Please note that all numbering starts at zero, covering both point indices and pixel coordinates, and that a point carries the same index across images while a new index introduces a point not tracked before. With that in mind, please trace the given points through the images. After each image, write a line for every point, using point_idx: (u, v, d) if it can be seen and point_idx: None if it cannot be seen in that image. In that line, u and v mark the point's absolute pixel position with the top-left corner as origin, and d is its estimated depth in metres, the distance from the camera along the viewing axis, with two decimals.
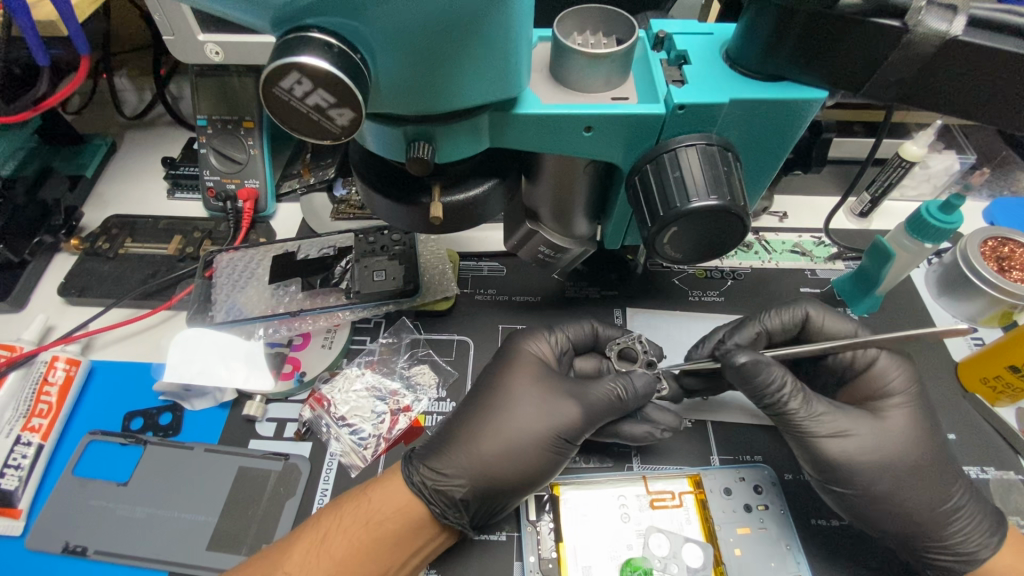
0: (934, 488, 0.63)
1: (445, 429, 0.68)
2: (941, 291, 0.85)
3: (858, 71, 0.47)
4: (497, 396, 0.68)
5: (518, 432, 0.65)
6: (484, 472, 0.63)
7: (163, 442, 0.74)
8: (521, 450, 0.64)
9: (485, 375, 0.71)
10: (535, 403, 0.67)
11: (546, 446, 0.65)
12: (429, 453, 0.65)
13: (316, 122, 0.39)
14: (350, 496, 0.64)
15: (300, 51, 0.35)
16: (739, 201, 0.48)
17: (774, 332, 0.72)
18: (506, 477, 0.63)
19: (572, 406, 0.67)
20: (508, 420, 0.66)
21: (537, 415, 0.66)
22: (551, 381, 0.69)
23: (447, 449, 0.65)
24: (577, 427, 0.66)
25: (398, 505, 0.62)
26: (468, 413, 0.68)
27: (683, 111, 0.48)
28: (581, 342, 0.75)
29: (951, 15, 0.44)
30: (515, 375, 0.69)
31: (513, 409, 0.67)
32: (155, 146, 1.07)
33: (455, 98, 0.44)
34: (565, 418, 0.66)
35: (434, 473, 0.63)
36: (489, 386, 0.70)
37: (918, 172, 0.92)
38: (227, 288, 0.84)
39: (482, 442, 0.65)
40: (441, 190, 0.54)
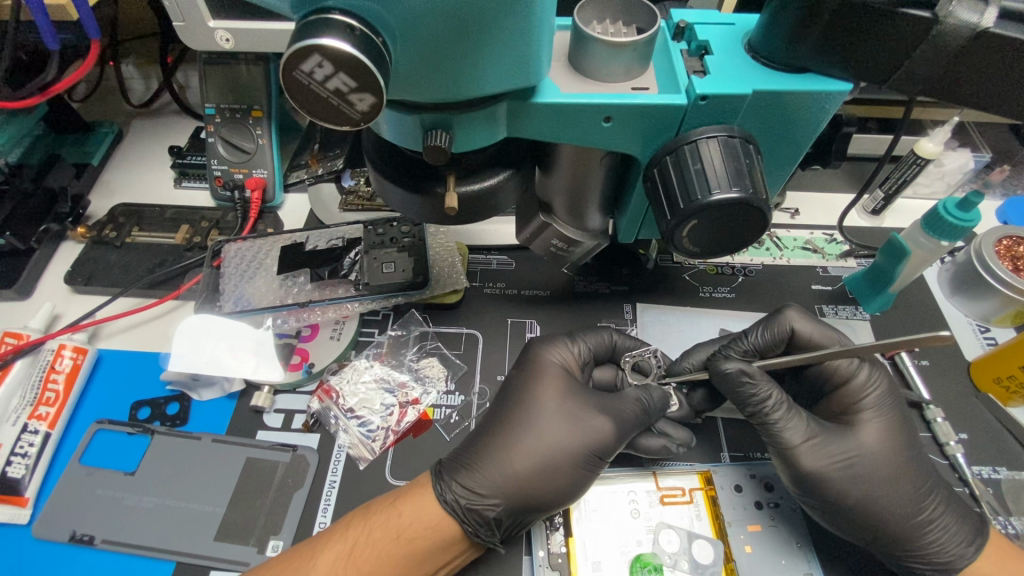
0: (908, 498, 0.62)
1: (472, 442, 0.67)
2: (954, 290, 0.84)
3: (885, 63, 0.46)
4: (524, 409, 0.68)
5: (551, 449, 0.64)
6: (518, 491, 0.63)
7: (171, 432, 0.74)
8: (553, 467, 0.63)
9: (508, 385, 0.71)
10: (568, 420, 0.66)
11: (580, 464, 0.64)
12: (459, 469, 0.64)
13: (336, 107, 0.38)
14: (379, 506, 0.63)
15: (321, 33, 0.35)
16: (761, 194, 0.47)
17: (763, 349, 0.70)
18: (540, 495, 0.62)
19: (606, 422, 0.66)
20: (541, 437, 0.65)
21: (570, 431, 0.65)
22: (583, 397, 0.69)
23: (479, 466, 0.64)
24: (611, 444, 0.65)
25: (432, 523, 0.61)
26: (497, 425, 0.67)
27: (705, 102, 0.48)
28: (600, 351, 0.74)
29: (983, 7, 0.44)
30: (544, 388, 0.69)
31: (544, 425, 0.66)
32: (161, 135, 1.07)
33: (473, 85, 0.43)
34: (598, 435, 0.65)
35: (467, 491, 0.62)
36: (516, 397, 0.69)
37: (932, 169, 0.91)
38: (235, 278, 0.83)
39: (514, 458, 0.64)
40: (456, 180, 0.53)
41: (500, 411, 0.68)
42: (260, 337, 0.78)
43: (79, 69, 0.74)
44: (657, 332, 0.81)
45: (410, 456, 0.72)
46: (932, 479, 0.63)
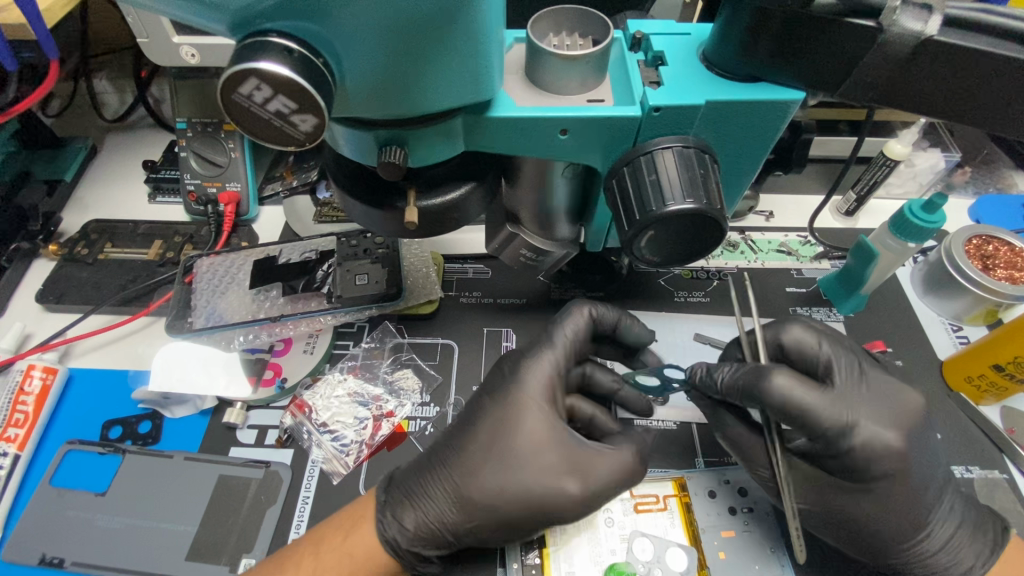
0: (915, 529, 0.59)
1: (423, 474, 0.62)
2: (926, 289, 0.85)
3: (834, 71, 0.46)
4: (485, 449, 0.60)
5: (495, 498, 0.59)
6: (455, 532, 0.60)
7: (142, 451, 0.73)
8: (497, 517, 0.59)
9: (477, 413, 0.62)
10: (521, 470, 0.59)
11: (528, 516, 0.58)
12: (401, 504, 0.62)
13: (280, 129, 0.38)
14: (324, 546, 0.61)
15: (258, 56, 0.34)
16: (715, 204, 0.47)
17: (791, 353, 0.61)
18: (481, 537, 0.60)
19: (572, 487, 0.58)
20: (486, 485, 0.59)
21: (522, 482, 0.59)
22: (556, 441, 0.59)
23: (416, 508, 0.61)
24: (567, 502, 0.58)
25: (372, 558, 0.61)
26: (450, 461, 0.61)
27: (659, 114, 0.48)
28: (581, 341, 0.65)
29: (926, 15, 0.44)
30: (515, 430, 0.59)
31: (498, 469, 0.59)
32: (136, 150, 1.06)
33: (424, 102, 0.43)
34: (552, 492, 0.58)
35: (405, 530, 0.60)
36: (481, 434, 0.61)
37: (904, 170, 0.92)
38: (207, 293, 0.83)
39: (458, 499, 0.60)
40: (417, 195, 0.53)
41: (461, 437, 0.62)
42: (228, 359, 0.78)
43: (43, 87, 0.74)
44: None
45: (384, 469, 0.72)
46: (945, 501, 0.59)
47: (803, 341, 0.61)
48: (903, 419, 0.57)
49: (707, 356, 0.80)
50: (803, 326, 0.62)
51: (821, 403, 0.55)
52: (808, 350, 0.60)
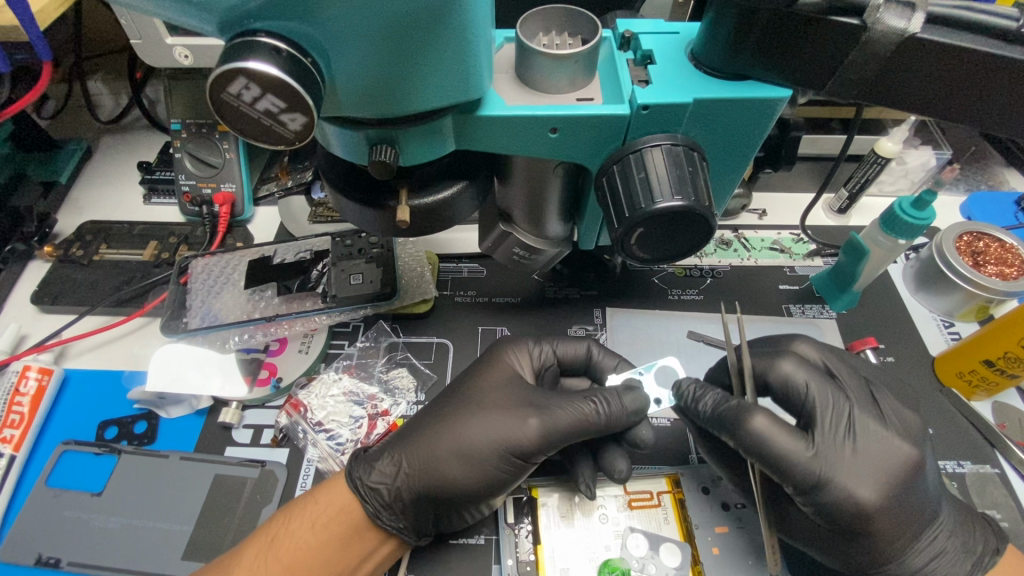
0: (894, 548, 0.58)
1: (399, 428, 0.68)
2: (918, 286, 0.85)
3: (820, 69, 0.47)
4: (455, 399, 0.67)
5: (465, 439, 0.63)
6: (419, 472, 0.62)
7: (138, 451, 0.73)
8: (462, 458, 0.62)
9: (460, 379, 0.70)
10: (494, 416, 0.64)
11: (493, 462, 0.62)
12: (375, 449, 0.66)
13: (269, 127, 0.38)
14: (302, 497, 0.64)
15: (246, 55, 0.35)
16: (703, 201, 0.47)
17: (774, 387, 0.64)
18: (443, 484, 0.61)
19: (531, 422, 0.62)
20: (461, 426, 0.64)
21: (493, 426, 0.63)
22: (520, 393, 0.66)
23: (391, 446, 0.65)
24: (530, 445, 0.62)
25: (342, 506, 0.63)
26: (432, 411, 0.67)
27: (647, 112, 0.48)
28: (572, 359, 0.72)
29: (910, 12, 0.44)
30: (483, 382, 0.68)
31: (464, 414, 0.64)
32: (131, 152, 1.06)
33: (414, 101, 0.44)
34: (519, 435, 0.62)
35: (373, 470, 0.63)
36: (455, 391, 0.68)
37: (896, 167, 0.92)
38: (202, 293, 0.83)
39: (424, 440, 0.64)
40: (409, 194, 0.53)
41: (437, 400, 0.68)
42: (226, 360, 0.78)
43: (36, 89, 0.74)
44: (626, 338, 0.82)
45: None
46: (928, 529, 0.59)
47: (791, 380, 0.63)
48: (885, 464, 0.58)
49: (700, 354, 0.80)
50: (794, 363, 0.63)
51: (796, 449, 0.57)
52: (795, 391, 0.62)
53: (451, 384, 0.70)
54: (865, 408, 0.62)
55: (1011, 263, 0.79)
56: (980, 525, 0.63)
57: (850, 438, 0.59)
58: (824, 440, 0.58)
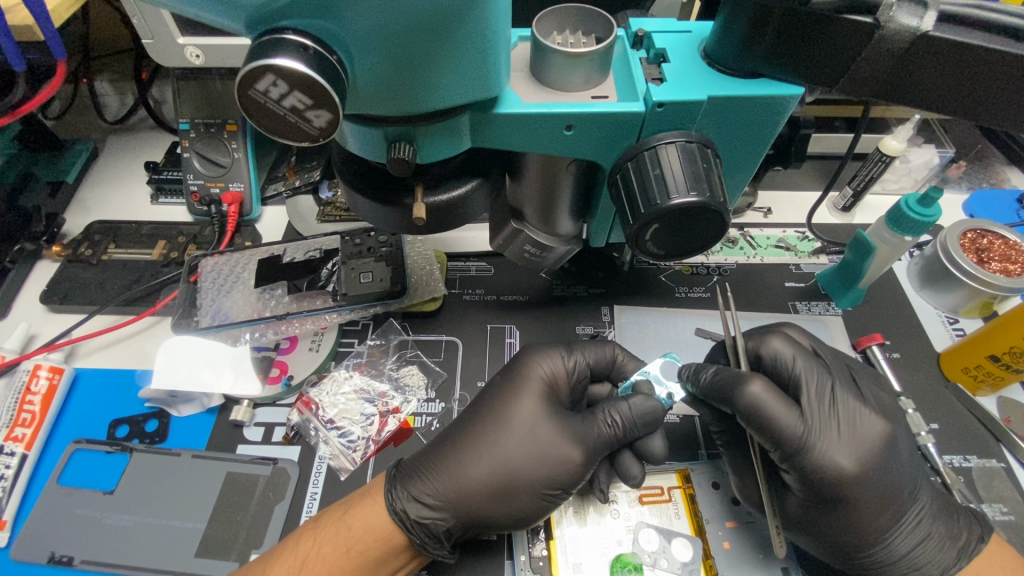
0: (876, 530, 0.59)
1: (432, 450, 0.66)
2: (923, 283, 0.86)
3: (832, 67, 0.47)
4: (493, 422, 0.66)
5: (510, 471, 0.63)
6: (467, 504, 0.62)
7: (150, 449, 0.73)
8: (509, 491, 0.62)
9: (490, 394, 0.69)
10: (536, 447, 0.64)
11: (538, 495, 0.62)
12: (412, 477, 0.64)
13: (294, 124, 0.39)
14: (329, 518, 0.62)
15: (275, 53, 0.35)
16: (719, 197, 0.48)
17: (766, 361, 0.66)
18: (489, 513, 0.62)
19: (572, 454, 0.63)
20: (502, 455, 0.64)
21: (536, 458, 0.63)
22: (559, 418, 0.66)
23: (431, 475, 0.64)
24: (574, 478, 0.63)
25: (380, 534, 0.61)
26: (465, 432, 0.66)
27: (662, 109, 0.49)
28: (599, 366, 0.73)
29: (922, 10, 0.45)
30: (521, 404, 0.66)
31: (508, 444, 0.64)
32: (137, 151, 1.07)
33: (432, 99, 0.44)
34: (564, 469, 0.63)
35: (416, 502, 0.62)
36: (489, 411, 0.67)
37: (900, 166, 0.93)
38: (212, 292, 0.83)
39: (469, 471, 0.63)
40: (424, 191, 0.54)
41: (469, 420, 0.67)
42: (240, 353, 0.79)
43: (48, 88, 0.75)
44: (635, 335, 0.82)
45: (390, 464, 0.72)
46: (908, 510, 0.60)
47: (779, 356, 0.64)
48: (864, 436, 0.59)
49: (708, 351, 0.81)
50: (783, 341, 0.65)
51: (785, 416, 0.59)
52: (783, 365, 0.64)
53: (479, 397, 0.69)
54: (846, 385, 0.63)
55: (1015, 259, 0.80)
56: (962, 514, 0.63)
57: (831, 410, 0.60)
58: (811, 411, 0.60)
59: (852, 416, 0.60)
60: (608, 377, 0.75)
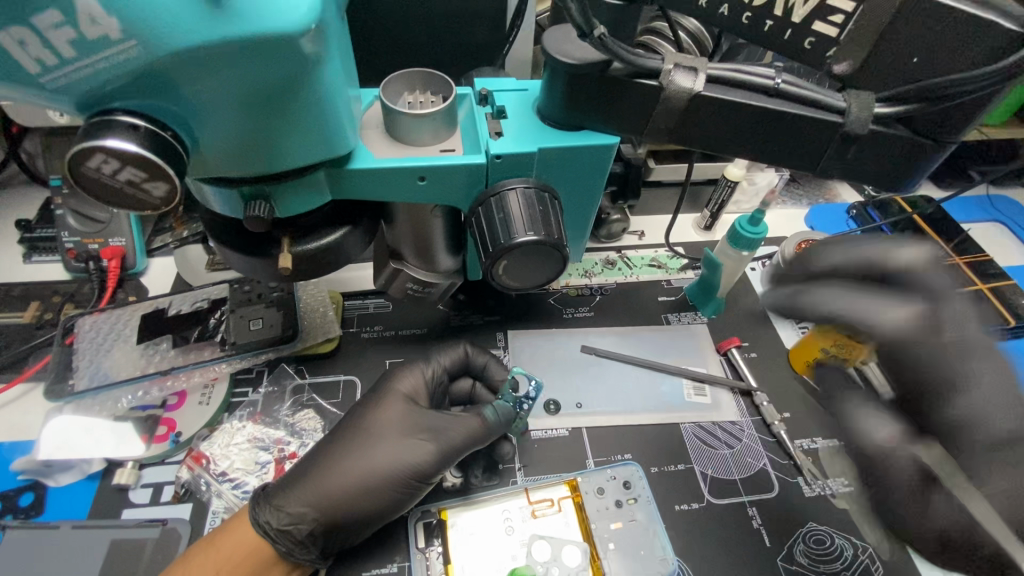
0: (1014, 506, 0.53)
1: (298, 465, 0.68)
2: (773, 288, 0.99)
3: (634, 120, 0.55)
4: (359, 430, 0.69)
5: (369, 469, 0.66)
6: (328, 506, 0.64)
7: (21, 525, 0.70)
8: (368, 486, 0.65)
9: (352, 411, 0.71)
10: (392, 440, 0.68)
11: (395, 485, 0.65)
12: (277, 490, 0.65)
13: (132, 195, 0.41)
14: (198, 547, 0.62)
15: (102, 134, 0.37)
16: (553, 235, 0.55)
17: (842, 264, 0.63)
18: (352, 513, 0.64)
19: (428, 445, 0.67)
20: (362, 454, 0.67)
21: (391, 451, 0.67)
22: (419, 418, 0.70)
23: (295, 484, 0.65)
24: (430, 467, 0.66)
25: (248, 550, 0.62)
26: (332, 440, 0.69)
27: (501, 160, 0.56)
28: (457, 369, 0.77)
29: (693, 74, 0.51)
30: (382, 410, 0.70)
31: (371, 448, 0.67)
32: (10, 210, 1.03)
33: (280, 160, 0.47)
34: (418, 457, 0.67)
35: (279, 512, 0.63)
36: (354, 421, 0.70)
37: (749, 187, 1.07)
38: (90, 353, 0.80)
39: (332, 476, 0.65)
40: (292, 241, 0.57)
41: (340, 429, 0.70)
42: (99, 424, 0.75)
43: None
44: (527, 357, 0.88)
45: None
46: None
47: (828, 295, 0.61)
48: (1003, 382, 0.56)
49: (594, 365, 0.88)
50: (831, 272, 0.63)
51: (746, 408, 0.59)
52: (871, 310, 0.58)
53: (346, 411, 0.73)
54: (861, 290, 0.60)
55: None
56: None
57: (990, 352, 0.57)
58: (952, 329, 0.58)
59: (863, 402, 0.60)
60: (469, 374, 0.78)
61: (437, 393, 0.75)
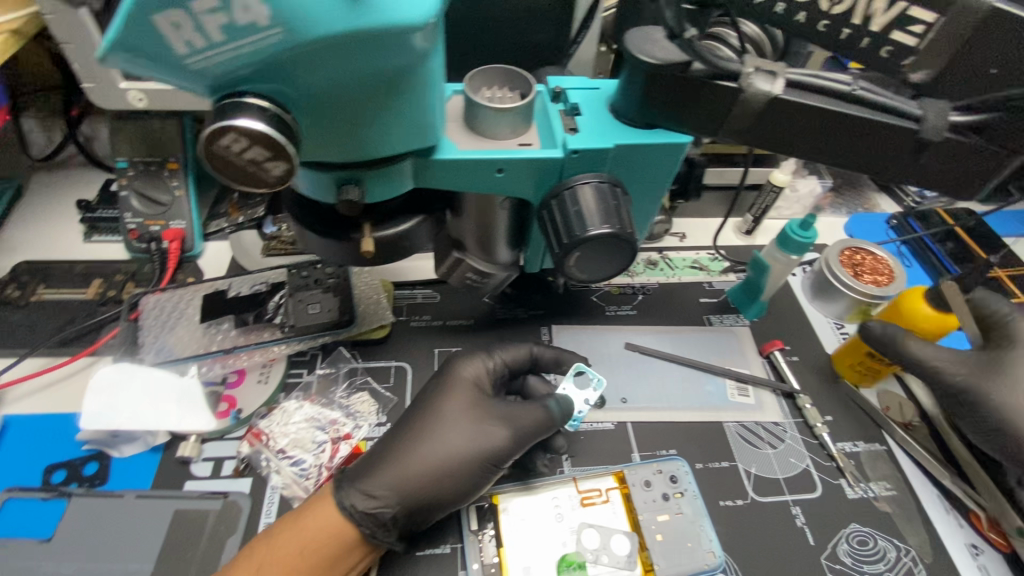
0: None
1: (375, 450, 0.69)
2: (814, 295, 1.00)
3: (709, 121, 0.56)
4: (432, 417, 0.71)
5: (449, 454, 0.67)
6: (411, 490, 0.65)
7: (89, 492, 0.72)
8: (449, 470, 0.67)
9: (421, 399, 0.73)
10: (468, 426, 0.70)
11: (475, 469, 0.67)
12: (361, 475, 0.66)
13: (253, 173, 0.44)
14: (284, 524, 0.64)
15: (235, 114, 0.40)
16: (626, 228, 0.56)
17: None
18: (434, 496, 0.66)
19: (503, 430, 0.70)
20: (440, 439, 0.68)
21: (468, 437, 0.69)
22: (490, 406, 0.72)
23: (377, 469, 0.66)
24: (506, 451, 0.69)
25: (332, 532, 0.63)
26: (406, 426, 0.71)
27: (577, 155, 0.57)
28: (518, 363, 0.79)
29: (773, 78, 0.53)
30: (453, 398, 0.72)
31: (448, 433, 0.69)
32: (69, 191, 1.06)
33: (378, 148, 0.50)
34: (494, 442, 0.69)
35: (365, 495, 0.64)
36: (426, 408, 0.72)
37: (790, 194, 1.08)
38: (155, 329, 0.83)
39: (414, 461, 0.67)
40: (372, 227, 0.59)
41: (411, 415, 0.72)
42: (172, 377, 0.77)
43: None
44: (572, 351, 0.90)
45: None
46: None
47: None
48: None
49: (638, 362, 0.89)
50: None
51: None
52: None
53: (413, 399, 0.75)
54: None
55: (883, 271, 0.94)
56: None
57: None
58: None
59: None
60: (525, 371, 0.80)
61: (496, 381, 0.77)
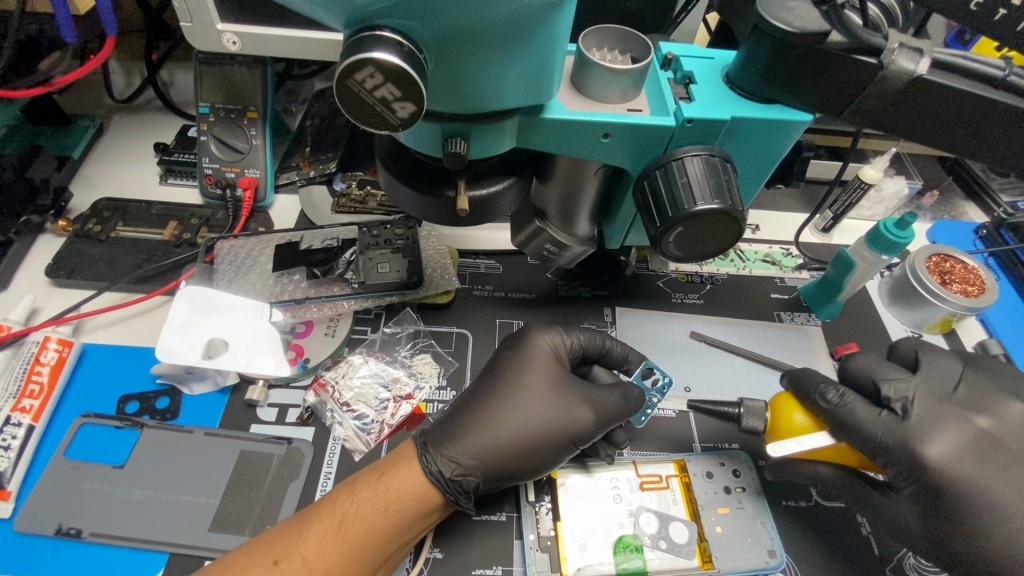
0: None
1: (453, 416, 0.69)
2: (892, 299, 0.95)
3: (838, 99, 0.54)
4: (512, 389, 0.71)
5: (532, 429, 0.67)
6: (496, 461, 0.66)
7: (161, 425, 0.74)
8: (532, 444, 0.67)
9: (496, 368, 0.73)
10: (550, 403, 0.70)
11: (556, 446, 0.67)
12: (444, 441, 0.66)
13: (379, 113, 0.43)
14: (367, 482, 0.63)
15: (373, 48, 0.39)
16: (737, 205, 0.54)
17: None
18: (516, 469, 0.66)
19: (586, 411, 0.69)
20: (523, 413, 0.68)
21: (551, 414, 0.69)
22: (569, 384, 0.72)
23: (460, 436, 0.66)
24: (588, 432, 0.68)
25: (416, 494, 0.63)
26: (484, 395, 0.71)
27: (691, 124, 0.55)
28: (590, 351, 0.77)
29: (918, 57, 0.51)
30: (534, 373, 0.71)
31: (530, 407, 0.69)
32: (145, 132, 1.07)
33: (495, 102, 0.49)
34: (577, 422, 0.68)
35: (451, 463, 0.64)
36: (503, 380, 0.71)
37: (874, 194, 1.03)
38: (229, 273, 0.85)
39: (497, 432, 0.67)
40: (466, 185, 0.58)
41: (488, 385, 0.72)
42: (257, 308, 0.80)
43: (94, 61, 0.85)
44: (635, 335, 0.87)
45: None
46: None
47: None
48: None
49: (702, 352, 0.87)
50: None
51: (883, 420, 0.63)
52: None
53: (487, 367, 0.74)
54: None
55: (973, 282, 0.89)
56: None
57: None
58: None
59: (1005, 403, 0.64)
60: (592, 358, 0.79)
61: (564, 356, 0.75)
